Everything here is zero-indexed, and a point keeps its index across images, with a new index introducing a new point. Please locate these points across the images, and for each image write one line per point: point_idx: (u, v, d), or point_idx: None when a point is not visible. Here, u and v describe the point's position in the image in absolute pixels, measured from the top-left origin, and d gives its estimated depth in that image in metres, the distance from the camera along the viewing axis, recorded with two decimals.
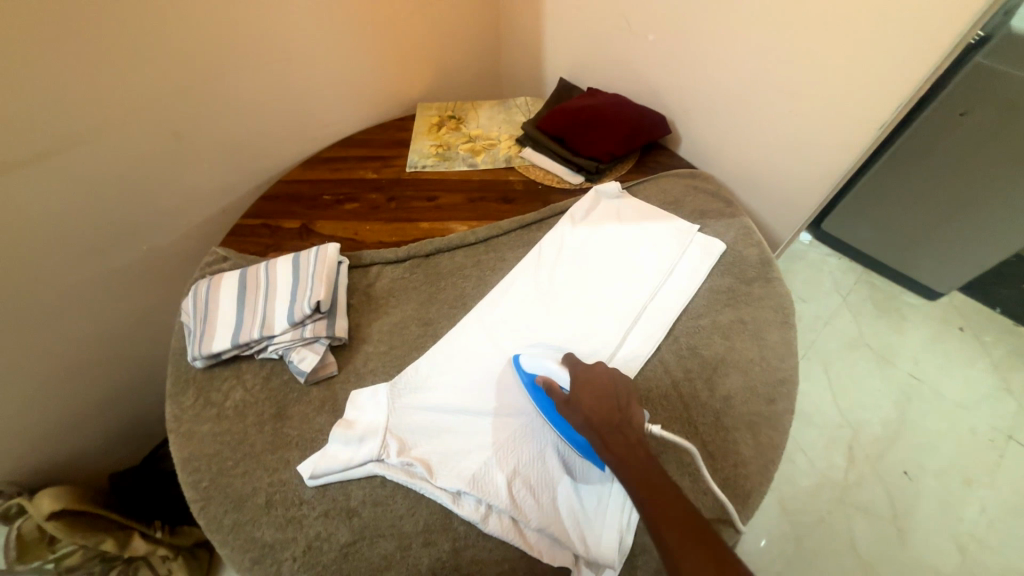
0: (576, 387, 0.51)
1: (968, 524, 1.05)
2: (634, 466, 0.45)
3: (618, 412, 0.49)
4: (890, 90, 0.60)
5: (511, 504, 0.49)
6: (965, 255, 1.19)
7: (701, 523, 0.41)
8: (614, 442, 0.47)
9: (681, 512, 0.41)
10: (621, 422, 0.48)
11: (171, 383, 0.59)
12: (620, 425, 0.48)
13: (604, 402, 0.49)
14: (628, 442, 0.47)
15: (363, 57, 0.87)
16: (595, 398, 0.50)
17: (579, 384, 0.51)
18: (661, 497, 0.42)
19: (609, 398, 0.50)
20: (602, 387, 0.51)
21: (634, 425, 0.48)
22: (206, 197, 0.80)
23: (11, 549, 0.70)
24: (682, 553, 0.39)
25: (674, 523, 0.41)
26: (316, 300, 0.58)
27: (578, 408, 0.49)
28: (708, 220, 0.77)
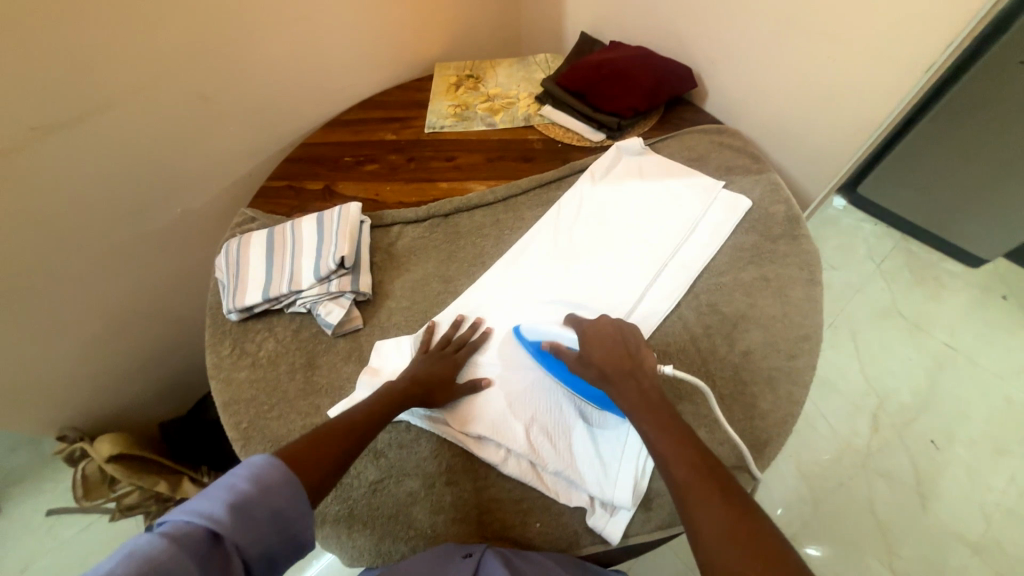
0: (583, 339, 0.52)
1: (995, 493, 1.03)
2: (645, 411, 0.45)
3: (630, 359, 0.49)
4: (940, 28, 0.56)
5: (528, 446, 0.51)
6: (1014, 217, 1.12)
7: (711, 462, 0.40)
8: (625, 387, 0.47)
9: (689, 452, 0.41)
10: (633, 369, 0.48)
11: (209, 334, 0.63)
12: (631, 369, 0.48)
13: (616, 347, 0.50)
14: (639, 386, 0.47)
15: (380, 15, 0.86)
16: (607, 343, 0.51)
17: (587, 336, 0.52)
18: (671, 437, 0.43)
19: (620, 343, 0.50)
20: (610, 334, 0.51)
21: (644, 371, 0.48)
22: (232, 161, 0.82)
23: (79, 485, 0.83)
24: (689, 490, 0.39)
25: (683, 462, 0.41)
26: (341, 256, 0.60)
27: (591, 359, 0.50)
28: (734, 176, 0.74)
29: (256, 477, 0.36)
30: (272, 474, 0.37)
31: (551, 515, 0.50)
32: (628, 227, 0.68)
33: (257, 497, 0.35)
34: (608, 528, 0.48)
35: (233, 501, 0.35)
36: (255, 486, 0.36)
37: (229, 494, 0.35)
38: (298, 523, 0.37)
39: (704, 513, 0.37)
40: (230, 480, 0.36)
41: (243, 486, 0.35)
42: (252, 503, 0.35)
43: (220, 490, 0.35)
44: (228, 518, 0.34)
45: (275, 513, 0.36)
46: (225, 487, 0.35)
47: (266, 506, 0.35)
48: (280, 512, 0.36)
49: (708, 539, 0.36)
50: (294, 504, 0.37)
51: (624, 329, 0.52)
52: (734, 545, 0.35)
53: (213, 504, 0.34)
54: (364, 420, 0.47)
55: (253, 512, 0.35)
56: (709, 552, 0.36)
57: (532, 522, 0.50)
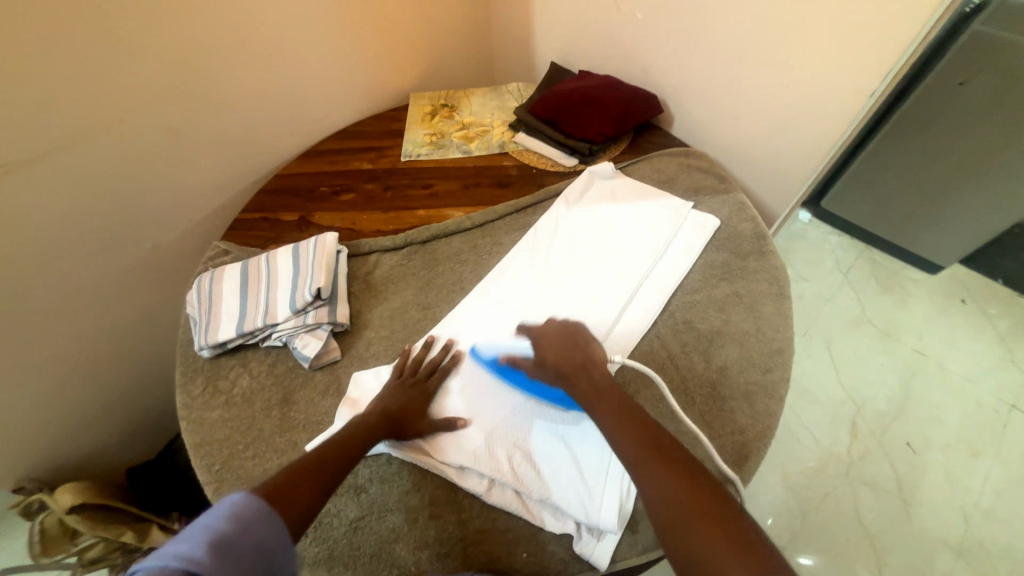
0: (535, 339, 0.56)
1: (973, 493, 1.06)
2: (597, 399, 0.48)
3: (581, 355, 0.53)
4: (879, 57, 0.60)
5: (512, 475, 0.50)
6: (964, 225, 1.19)
7: (659, 436, 0.43)
8: (576, 381, 0.51)
9: (637, 426, 0.44)
10: (584, 363, 0.52)
11: (180, 373, 0.61)
12: (582, 364, 0.52)
13: (566, 344, 0.54)
14: (590, 377, 0.50)
15: (353, 50, 0.88)
16: (556, 342, 0.54)
17: (540, 338, 0.55)
18: (621, 413, 0.46)
19: (570, 341, 0.54)
20: (563, 333, 0.55)
21: (595, 362, 0.52)
22: (205, 194, 0.81)
23: (36, 542, 0.77)
24: (637, 459, 0.42)
25: (633, 439, 0.43)
26: (317, 288, 0.60)
27: (547, 359, 0.53)
28: (703, 197, 0.77)
29: (236, 512, 0.35)
30: (250, 508, 0.36)
31: (537, 544, 0.49)
32: (603, 248, 0.70)
33: (238, 532, 0.34)
34: (596, 554, 0.48)
35: (213, 541, 0.33)
36: (234, 523, 0.34)
37: (208, 533, 0.33)
38: (280, 556, 0.36)
39: (651, 477, 0.40)
40: (204, 522, 0.34)
41: (222, 525, 0.34)
42: (236, 539, 0.34)
43: (195, 533, 0.33)
44: (213, 555, 0.32)
45: (259, 546, 0.35)
46: (202, 528, 0.33)
47: (250, 539, 0.34)
48: (261, 546, 0.35)
49: (654, 500, 0.39)
50: (276, 537, 0.36)
51: (575, 327, 0.56)
52: (680, 503, 0.38)
53: (190, 547, 0.32)
54: (337, 454, 0.46)
55: (238, 547, 0.33)
56: (656, 512, 0.38)
57: (518, 553, 0.49)
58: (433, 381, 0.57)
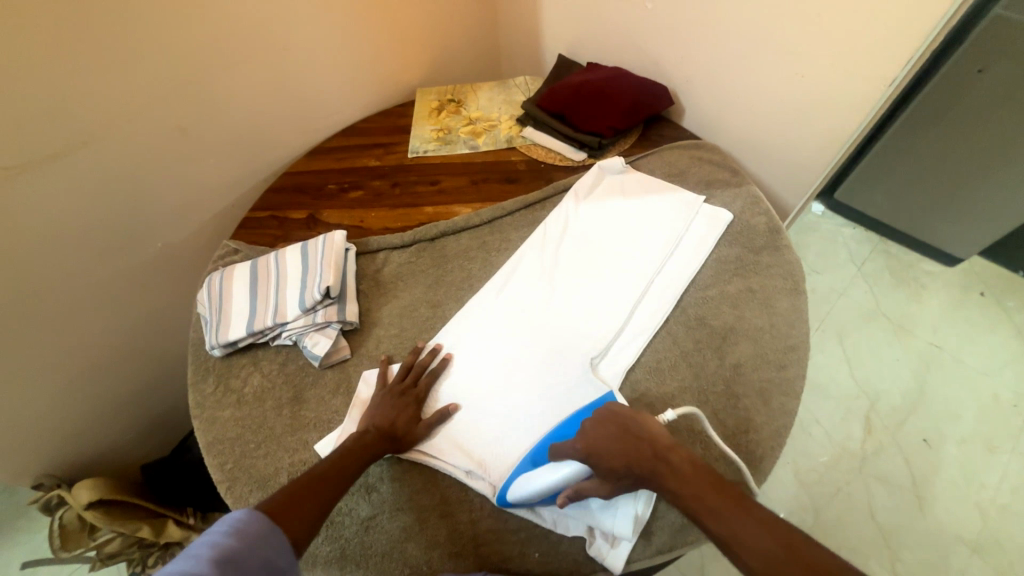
0: (589, 441, 0.46)
1: (990, 489, 1.04)
2: (696, 505, 0.40)
3: (648, 449, 0.44)
4: (901, 43, 0.58)
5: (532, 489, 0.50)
6: (985, 215, 1.16)
7: (797, 546, 0.35)
8: (660, 480, 0.42)
9: (760, 535, 0.36)
10: (658, 459, 0.43)
11: (192, 371, 0.61)
12: (654, 458, 0.43)
13: (623, 438, 0.45)
14: (670, 470, 0.42)
15: (359, 45, 0.87)
16: (609, 440, 0.45)
17: (591, 437, 0.46)
18: (739, 529, 0.37)
19: (624, 435, 0.45)
20: (611, 432, 0.46)
21: (668, 447, 0.43)
22: (214, 193, 0.81)
23: (56, 536, 0.78)
24: None
25: (770, 561, 0.35)
26: (326, 286, 0.59)
27: (605, 462, 0.45)
28: (715, 190, 0.76)
29: (239, 530, 0.35)
30: (252, 525, 0.36)
31: (549, 545, 0.49)
32: (612, 245, 0.69)
33: (244, 550, 0.35)
34: (609, 558, 0.48)
35: (220, 558, 0.33)
36: (241, 540, 0.35)
37: (216, 550, 0.33)
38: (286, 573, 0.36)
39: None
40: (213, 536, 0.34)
41: (228, 542, 0.34)
42: (241, 556, 0.34)
43: (201, 549, 0.33)
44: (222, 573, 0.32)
45: (263, 564, 0.35)
46: (207, 545, 0.34)
47: (255, 557, 0.35)
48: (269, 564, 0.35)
49: None
50: (282, 555, 0.37)
51: (621, 415, 0.47)
52: None
53: (197, 564, 0.32)
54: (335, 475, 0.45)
55: (243, 565, 0.34)
56: None
57: (530, 553, 0.49)
58: (431, 383, 0.57)
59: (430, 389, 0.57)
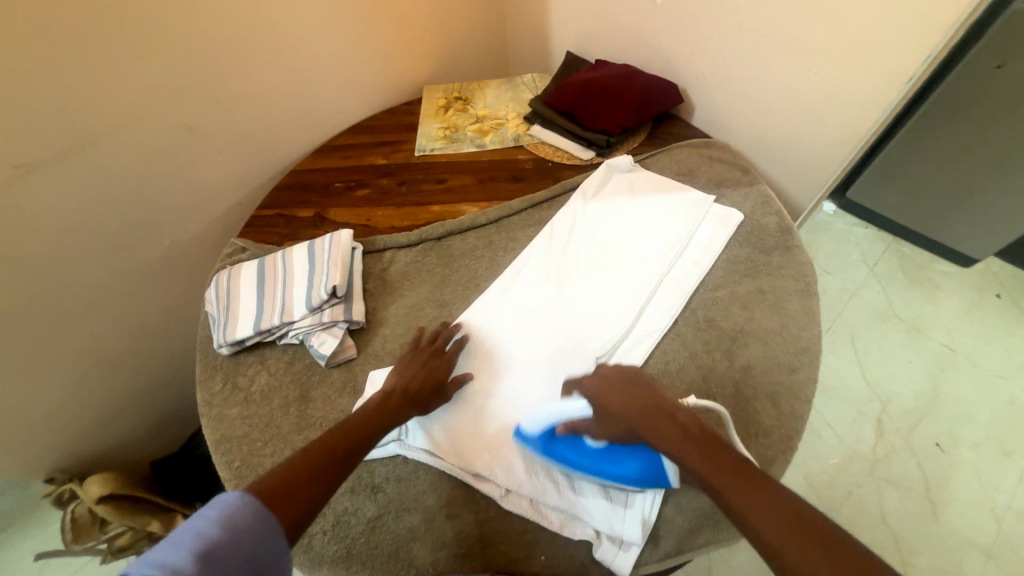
0: (597, 391, 0.48)
1: (1005, 495, 1.02)
2: (695, 457, 0.41)
3: (654, 402, 0.45)
4: (918, 39, 0.57)
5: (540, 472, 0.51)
6: (1002, 215, 1.13)
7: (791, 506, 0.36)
8: (661, 433, 0.43)
9: (755, 491, 0.37)
10: (663, 413, 0.44)
11: (200, 370, 0.62)
12: (659, 412, 0.44)
13: (633, 391, 0.46)
14: (673, 425, 0.43)
15: (366, 43, 0.87)
16: (617, 391, 0.47)
17: (598, 389, 0.48)
18: (738, 481, 0.38)
19: (635, 389, 0.47)
20: (619, 384, 0.47)
21: (673, 403, 0.45)
22: (222, 191, 0.82)
23: (68, 530, 0.79)
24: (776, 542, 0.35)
25: (763, 516, 0.36)
26: (332, 286, 0.59)
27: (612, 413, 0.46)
28: (725, 190, 0.74)
29: (225, 519, 0.34)
30: (240, 518, 0.35)
31: (555, 548, 0.49)
32: (620, 245, 0.68)
33: (229, 541, 0.33)
34: (617, 561, 0.47)
35: (202, 548, 0.32)
36: (225, 528, 0.34)
37: (197, 539, 0.32)
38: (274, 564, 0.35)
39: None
40: (195, 525, 0.33)
41: (213, 530, 0.33)
42: (225, 547, 0.33)
43: (186, 537, 0.33)
44: (199, 567, 0.31)
45: (249, 558, 0.34)
46: (192, 533, 0.33)
47: (239, 549, 0.33)
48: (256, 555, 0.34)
49: None
50: (268, 548, 0.35)
51: (630, 372, 0.48)
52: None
53: (177, 553, 0.31)
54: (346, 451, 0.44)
55: (225, 558, 0.32)
56: None
57: (536, 555, 0.48)
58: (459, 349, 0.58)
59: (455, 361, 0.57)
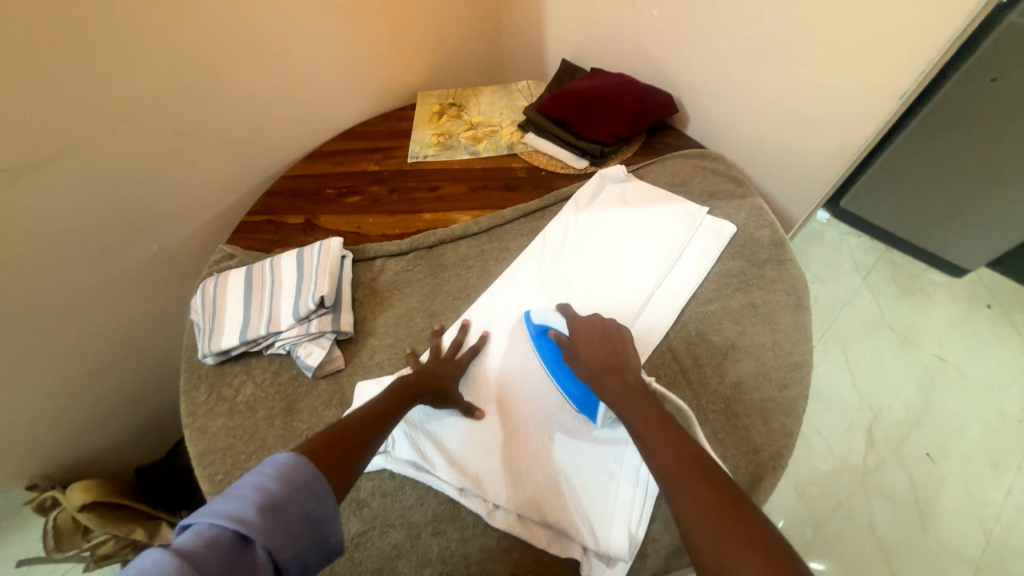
0: (573, 336, 0.55)
1: (994, 507, 1.02)
2: (628, 401, 0.47)
3: (615, 356, 0.52)
4: (914, 55, 0.57)
5: (504, 421, 0.55)
6: (994, 226, 1.14)
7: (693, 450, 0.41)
8: (609, 381, 0.50)
9: (668, 433, 0.43)
10: (620, 366, 0.51)
11: (184, 379, 0.61)
12: (618, 365, 0.51)
13: (604, 344, 0.54)
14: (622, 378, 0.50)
15: (360, 48, 0.86)
16: (593, 340, 0.54)
17: (577, 331, 0.55)
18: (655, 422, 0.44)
19: (610, 342, 0.54)
20: (598, 331, 0.55)
21: (630, 362, 0.52)
22: (211, 196, 0.81)
23: (49, 537, 0.78)
24: (671, 469, 0.40)
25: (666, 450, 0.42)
26: (320, 296, 0.59)
27: (579, 358, 0.53)
28: (718, 202, 0.74)
29: (283, 476, 0.34)
30: (296, 474, 0.34)
31: (542, 566, 0.48)
32: (612, 256, 0.68)
33: (286, 498, 0.33)
34: None
35: (263, 503, 0.32)
36: (284, 485, 0.34)
37: (258, 493, 0.32)
38: (327, 526, 0.35)
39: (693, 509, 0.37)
40: (256, 477, 0.33)
41: (271, 486, 0.33)
42: (282, 504, 0.33)
43: (247, 490, 0.32)
44: (260, 521, 0.31)
45: (303, 515, 0.33)
46: (253, 487, 0.33)
47: (295, 507, 0.33)
48: (312, 514, 0.34)
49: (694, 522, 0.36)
50: (323, 506, 0.35)
51: (613, 328, 0.56)
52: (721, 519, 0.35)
53: (240, 506, 0.32)
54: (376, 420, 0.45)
55: (283, 514, 0.32)
56: (694, 529, 0.36)
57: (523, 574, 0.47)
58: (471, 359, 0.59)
59: (466, 367, 0.58)
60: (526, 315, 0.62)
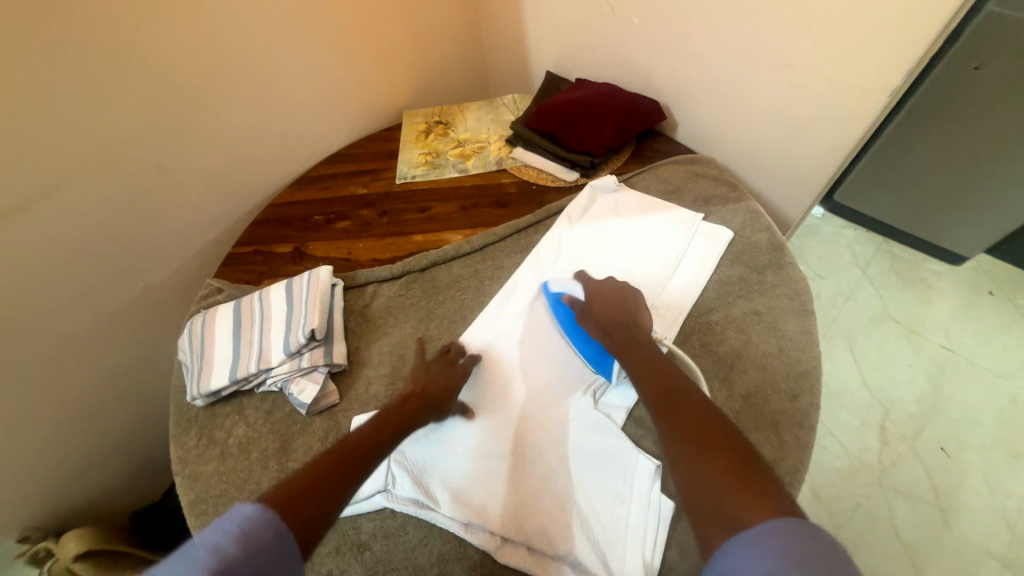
0: (591, 297, 0.59)
1: (1015, 498, 1.00)
2: (629, 348, 0.53)
3: (622, 310, 0.57)
4: (899, 52, 0.56)
5: (507, 428, 0.54)
6: (989, 214, 1.13)
7: (677, 385, 0.46)
8: (616, 333, 0.55)
9: (662, 373, 0.48)
10: (626, 319, 0.56)
11: (174, 424, 0.58)
12: (625, 319, 0.56)
13: (613, 301, 0.58)
14: (627, 329, 0.55)
15: (341, 72, 0.85)
16: (604, 297, 0.58)
17: (593, 294, 0.59)
18: (648, 364, 0.50)
19: (618, 299, 0.58)
20: (611, 294, 0.59)
21: (637, 315, 0.56)
22: (197, 230, 0.79)
23: None
24: (658, 397, 0.46)
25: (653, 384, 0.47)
26: (311, 329, 0.57)
27: (591, 314, 0.57)
28: (713, 207, 0.73)
29: (242, 534, 0.33)
30: (254, 531, 0.34)
31: None
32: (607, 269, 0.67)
33: (244, 558, 0.32)
34: None
35: (218, 567, 0.31)
36: (242, 545, 0.33)
37: (214, 556, 0.31)
38: None
39: (672, 437, 0.42)
40: (209, 538, 0.32)
41: (229, 546, 0.32)
42: (239, 565, 0.32)
43: (201, 553, 0.31)
44: None
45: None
46: (208, 549, 0.32)
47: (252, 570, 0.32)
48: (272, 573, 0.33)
49: (669, 436, 0.42)
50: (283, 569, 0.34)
51: (626, 292, 0.59)
52: (694, 431, 0.41)
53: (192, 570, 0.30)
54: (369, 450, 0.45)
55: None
56: (670, 441, 0.42)
57: None
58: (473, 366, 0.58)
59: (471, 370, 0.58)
60: (545, 286, 0.64)
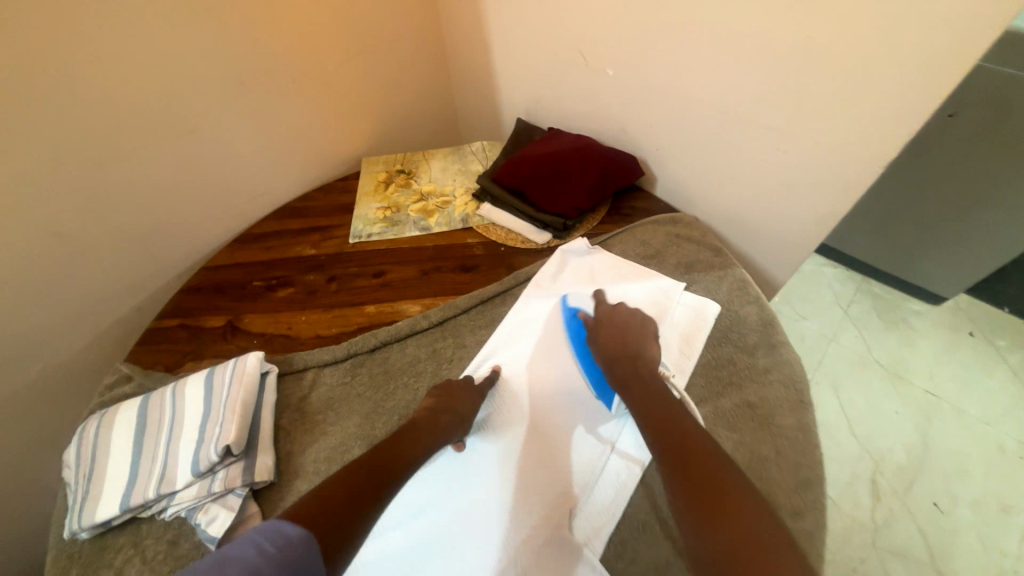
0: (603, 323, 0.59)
1: (1013, 558, 0.93)
2: (638, 389, 0.50)
3: (630, 348, 0.55)
4: (895, 121, 0.50)
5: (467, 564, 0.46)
6: (967, 264, 1.10)
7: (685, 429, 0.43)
8: (624, 371, 0.52)
9: (670, 416, 0.45)
10: (633, 356, 0.54)
11: (51, 562, 0.47)
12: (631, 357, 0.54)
13: (625, 334, 0.57)
14: (638, 367, 0.52)
15: (289, 119, 0.77)
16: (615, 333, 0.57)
17: (609, 317, 0.59)
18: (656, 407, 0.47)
19: (633, 332, 0.57)
20: (625, 321, 0.58)
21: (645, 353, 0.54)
22: (113, 300, 0.68)
23: None
24: (667, 442, 0.43)
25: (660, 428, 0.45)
26: (225, 445, 0.46)
27: (601, 343, 0.56)
28: (696, 275, 0.67)
29: (273, 554, 0.30)
30: (287, 555, 0.31)
31: None
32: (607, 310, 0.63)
33: None
34: None
35: None
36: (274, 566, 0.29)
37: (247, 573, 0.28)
38: None
39: (677, 484, 0.39)
40: (244, 553, 0.29)
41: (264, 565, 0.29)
42: None
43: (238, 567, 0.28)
44: None
45: None
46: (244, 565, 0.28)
47: None
48: None
49: (679, 485, 0.39)
50: None
51: (636, 319, 0.58)
52: (703, 482, 0.38)
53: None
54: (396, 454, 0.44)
55: None
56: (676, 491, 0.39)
57: None
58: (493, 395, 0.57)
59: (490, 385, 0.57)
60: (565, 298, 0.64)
